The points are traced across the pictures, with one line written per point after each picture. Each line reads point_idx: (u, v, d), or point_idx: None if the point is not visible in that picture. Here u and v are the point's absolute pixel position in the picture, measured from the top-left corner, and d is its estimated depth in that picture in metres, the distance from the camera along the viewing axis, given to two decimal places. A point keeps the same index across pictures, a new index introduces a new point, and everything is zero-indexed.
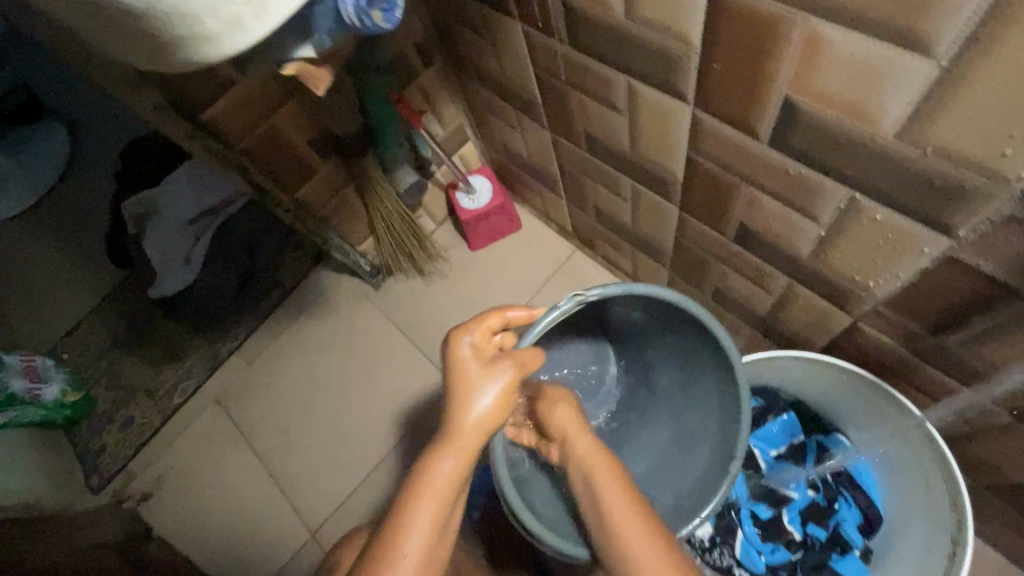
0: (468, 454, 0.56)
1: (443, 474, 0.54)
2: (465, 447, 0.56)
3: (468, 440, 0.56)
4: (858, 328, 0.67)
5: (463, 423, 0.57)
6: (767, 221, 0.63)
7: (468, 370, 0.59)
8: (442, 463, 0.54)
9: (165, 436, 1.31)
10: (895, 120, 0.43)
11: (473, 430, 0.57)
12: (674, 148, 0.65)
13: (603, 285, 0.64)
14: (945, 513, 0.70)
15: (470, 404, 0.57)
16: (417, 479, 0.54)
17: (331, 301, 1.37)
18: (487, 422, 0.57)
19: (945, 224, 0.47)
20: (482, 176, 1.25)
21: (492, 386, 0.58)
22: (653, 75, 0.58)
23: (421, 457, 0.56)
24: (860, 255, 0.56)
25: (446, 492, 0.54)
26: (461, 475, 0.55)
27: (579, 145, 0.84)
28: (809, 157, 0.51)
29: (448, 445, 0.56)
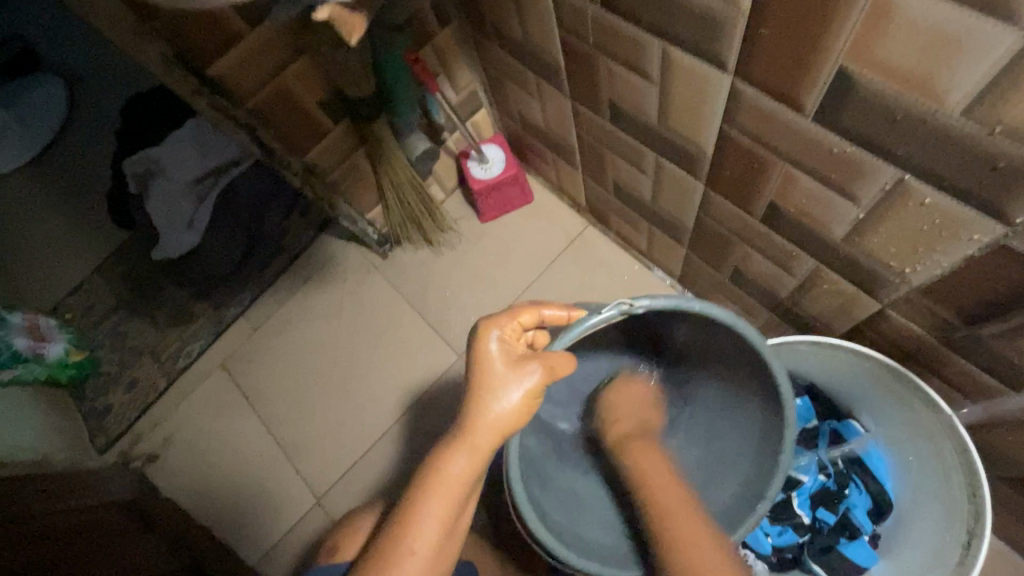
0: (483, 454, 0.56)
1: (454, 472, 0.55)
2: (480, 448, 0.56)
3: (484, 442, 0.56)
4: (887, 315, 0.66)
5: (482, 423, 0.56)
6: (802, 201, 0.60)
7: (490, 372, 0.56)
8: (455, 461, 0.55)
9: (171, 399, 1.31)
10: (964, 96, 0.40)
11: (491, 431, 0.56)
12: (708, 121, 0.62)
13: (652, 298, 0.58)
14: (961, 503, 0.70)
15: (488, 405, 0.56)
16: (429, 473, 0.55)
17: (338, 269, 1.35)
18: (508, 423, 0.57)
19: (999, 210, 0.45)
20: (494, 145, 1.21)
21: (518, 387, 0.56)
22: (693, 41, 0.54)
23: (434, 452, 0.57)
24: (901, 239, 0.54)
25: (457, 489, 0.55)
26: (473, 472, 0.56)
27: (602, 115, 0.80)
28: (858, 134, 0.48)
29: (463, 443, 0.56)
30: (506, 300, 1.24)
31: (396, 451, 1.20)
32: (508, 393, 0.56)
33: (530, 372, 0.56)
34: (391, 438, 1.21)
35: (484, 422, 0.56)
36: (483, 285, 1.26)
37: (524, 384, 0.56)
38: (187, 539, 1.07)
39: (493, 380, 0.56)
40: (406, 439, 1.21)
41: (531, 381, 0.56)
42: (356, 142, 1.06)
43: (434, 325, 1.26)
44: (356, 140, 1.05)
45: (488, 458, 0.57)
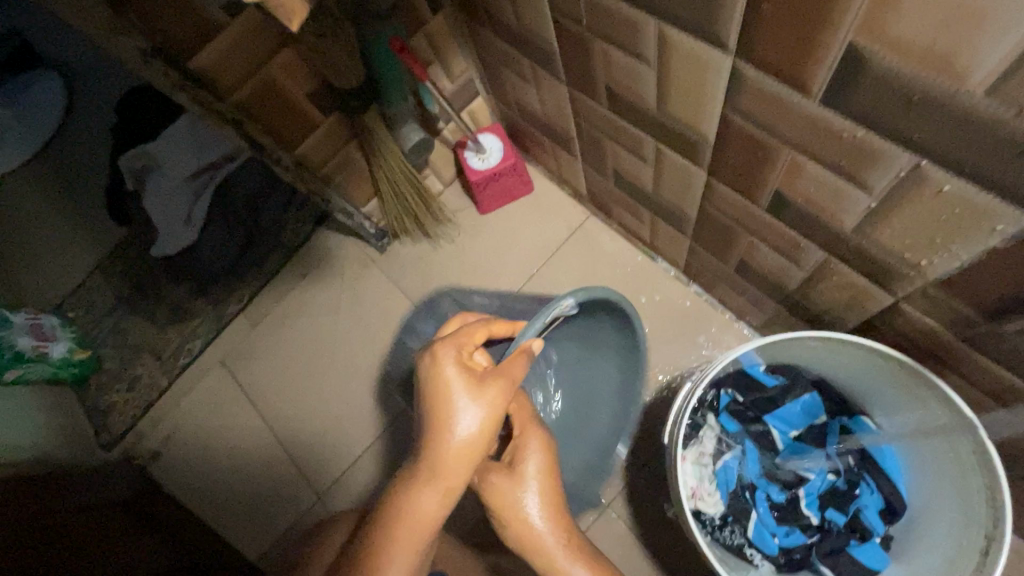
0: (450, 484, 0.54)
1: (422, 507, 0.53)
2: (447, 479, 0.53)
3: (450, 473, 0.53)
4: (900, 309, 0.63)
5: (445, 457, 0.53)
6: (809, 190, 0.56)
7: (449, 396, 0.54)
8: (423, 496, 0.53)
9: (173, 395, 1.31)
10: (986, 74, 0.36)
11: (455, 463, 0.53)
12: (707, 106, 0.58)
13: (578, 291, 0.62)
14: (979, 506, 0.66)
15: (451, 436, 0.53)
16: (397, 504, 0.53)
17: (336, 264, 1.33)
18: (471, 453, 0.54)
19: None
20: (492, 134, 1.16)
21: (478, 415, 0.54)
22: (690, 19, 0.50)
23: (400, 484, 0.54)
24: (917, 229, 0.51)
25: (428, 521, 0.53)
26: (441, 506, 0.54)
27: (600, 101, 0.76)
28: (870, 118, 0.45)
29: (429, 479, 0.53)
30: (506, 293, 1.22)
31: (397, 447, 1.19)
32: (469, 421, 0.53)
33: (493, 391, 0.55)
34: (392, 435, 1.20)
35: (447, 454, 0.53)
36: (481, 279, 1.24)
37: (489, 403, 0.54)
38: (190, 534, 1.07)
39: (453, 408, 0.53)
40: (407, 435, 1.20)
41: (497, 399, 0.54)
42: (347, 134, 1.03)
43: None
44: (349, 132, 1.03)
45: (457, 488, 0.54)
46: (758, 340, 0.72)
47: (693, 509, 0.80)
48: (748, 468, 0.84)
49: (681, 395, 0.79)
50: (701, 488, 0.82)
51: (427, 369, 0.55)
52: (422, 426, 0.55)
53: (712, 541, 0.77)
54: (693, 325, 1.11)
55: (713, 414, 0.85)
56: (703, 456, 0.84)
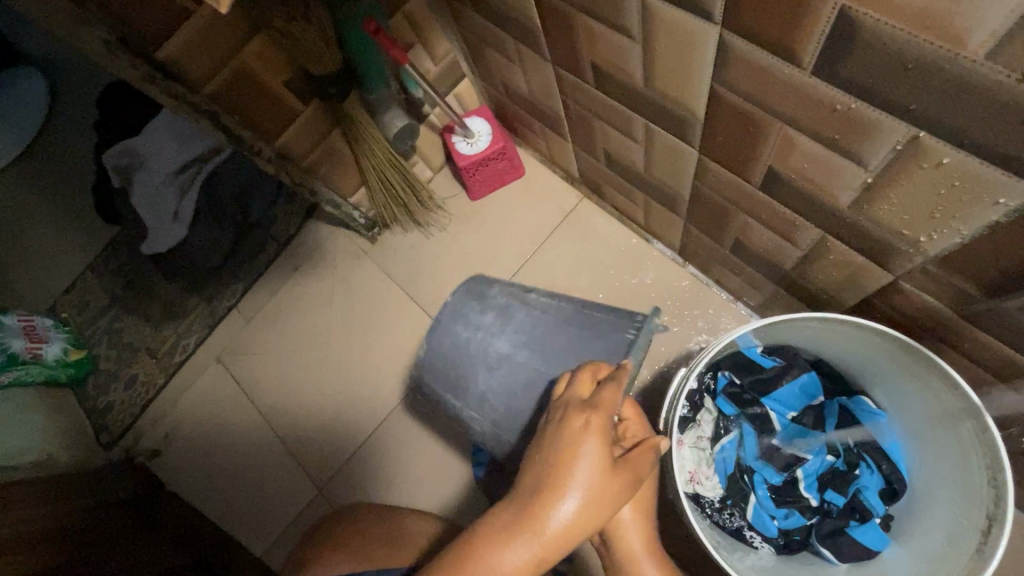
0: (544, 553, 0.48)
1: (506, 566, 0.47)
2: (542, 547, 0.47)
3: (547, 544, 0.47)
4: (898, 287, 0.61)
5: (552, 526, 0.48)
6: (803, 167, 0.54)
7: (582, 467, 0.49)
8: (510, 553, 0.47)
9: (170, 393, 1.31)
10: (978, 35, 0.34)
11: (558, 537, 0.48)
12: (696, 82, 0.56)
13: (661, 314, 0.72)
14: (981, 485, 0.65)
15: (564, 507, 0.48)
16: (474, 552, 0.47)
17: (328, 256, 1.31)
18: (575, 530, 0.48)
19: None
20: (479, 117, 1.13)
21: (598, 497, 0.49)
22: None
23: (484, 531, 0.48)
24: (915, 204, 0.49)
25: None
26: (524, 572, 0.47)
27: (587, 80, 0.74)
28: (861, 87, 0.42)
29: (526, 539, 0.47)
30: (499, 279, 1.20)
31: (396, 439, 1.19)
32: (588, 496, 0.49)
33: (619, 478, 0.51)
34: (391, 426, 1.20)
35: (551, 522, 0.48)
36: (475, 267, 1.22)
37: (614, 487, 0.50)
38: (194, 531, 1.07)
39: (579, 479, 0.49)
40: (406, 426, 1.19)
41: (622, 486, 0.51)
42: (329, 122, 1.01)
43: (427, 310, 1.23)
44: (331, 120, 1.00)
45: (546, 561, 0.49)
46: (756, 322, 0.70)
47: (691, 492, 0.80)
48: (746, 451, 0.83)
49: (676, 378, 0.77)
50: (700, 472, 0.82)
51: (561, 425, 0.52)
52: (528, 478, 0.50)
53: (711, 523, 0.77)
54: (690, 306, 1.09)
55: (709, 398, 0.84)
56: (702, 439, 0.83)
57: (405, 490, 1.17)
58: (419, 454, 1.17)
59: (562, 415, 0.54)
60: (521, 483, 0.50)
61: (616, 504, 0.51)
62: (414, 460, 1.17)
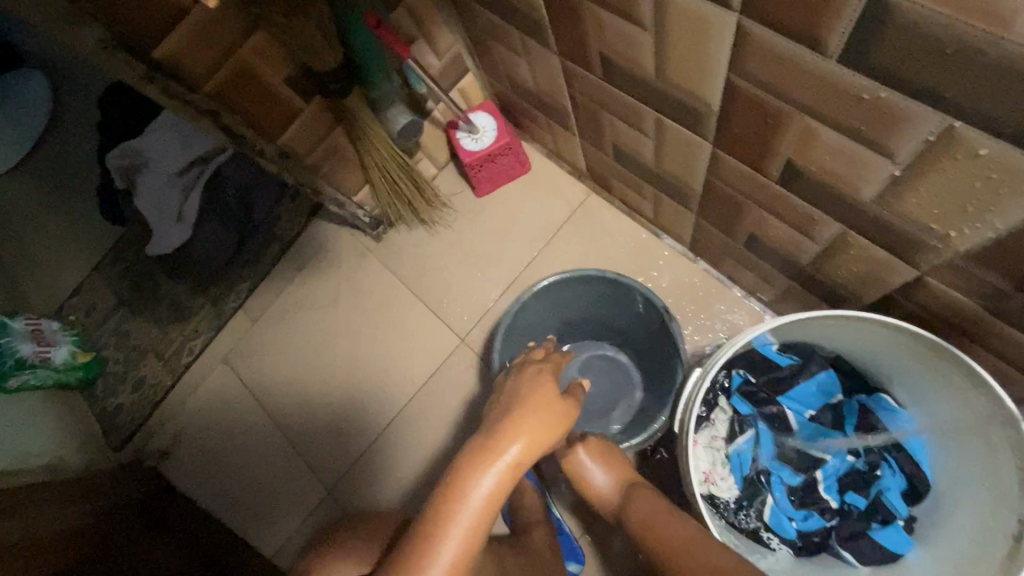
0: (526, 449, 0.58)
1: (483, 489, 0.55)
2: (509, 467, 0.57)
3: (513, 463, 0.57)
4: (924, 283, 0.59)
5: (525, 424, 0.60)
6: (824, 159, 0.52)
7: (529, 404, 0.62)
8: (485, 478, 0.55)
9: (178, 395, 1.30)
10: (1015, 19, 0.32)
11: (533, 434, 0.60)
12: (711, 72, 0.53)
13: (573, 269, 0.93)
14: (1011, 488, 0.63)
15: (531, 412, 0.61)
16: (454, 484, 0.55)
17: (332, 255, 1.30)
18: (546, 431, 0.61)
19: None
20: (484, 112, 1.11)
21: (556, 407, 0.63)
22: None
23: (460, 466, 0.56)
24: (947, 197, 0.46)
25: (485, 507, 0.55)
26: (506, 479, 0.56)
27: (595, 72, 0.71)
28: (893, 75, 0.40)
29: (508, 435, 0.58)
30: (507, 277, 1.19)
31: (405, 440, 1.18)
32: (536, 422, 0.60)
33: (570, 402, 0.66)
34: (400, 427, 1.19)
35: (522, 430, 0.59)
36: (482, 265, 1.21)
37: (558, 415, 0.63)
38: (206, 534, 1.06)
39: (528, 413, 0.61)
40: (415, 427, 1.18)
41: (564, 416, 0.64)
42: (332, 121, 1.00)
43: (433, 309, 1.22)
44: (333, 117, 0.99)
45: (526, 462, 0.59)
46: (774, 320, 0.68)
47: (705, 493, 0.79)
48: (763, 451, 0.81)
49: (691, 378, 0.76)
50: (714, 472, 0.81)
51: (518, 376, 0.69)
52: (499, 408, 0.64)
53: (727, 525, 0.76)
54: (701, 302, 1.07)
55: (722, 396, 0.83)
56: (716, 439, 0.82)
57: (414, 492, 1.15)
58: (428, 454, 1.16)
59: (517, 373, 0.70)
60: (495, 412, 0.64)
61: (560, 435, 0.63)
62: (423, 460, 1.16)
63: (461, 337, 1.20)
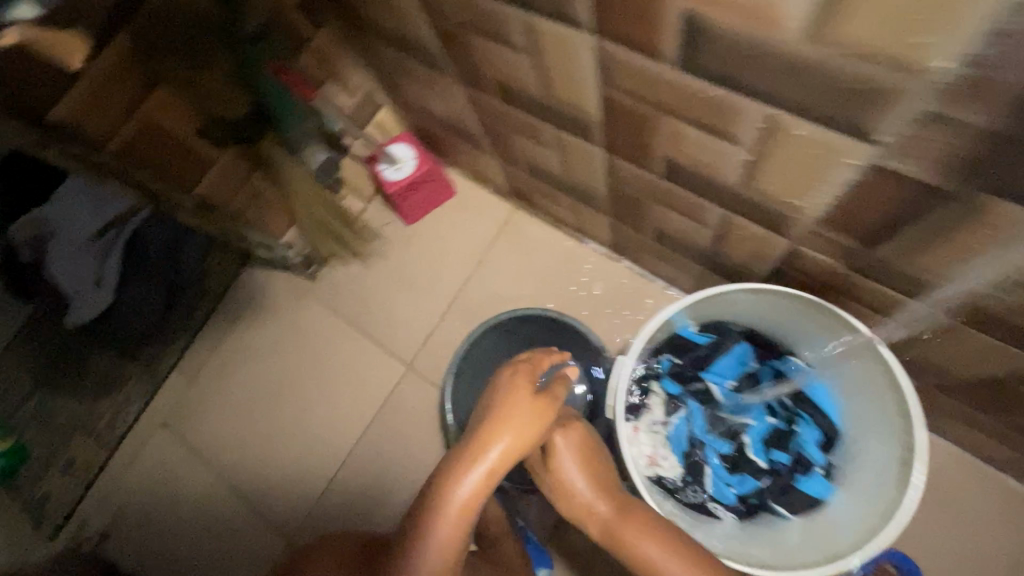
0: (500, 459, 0.60)
1: (460, 498, 0.57)
2: (487, 471, 0.59)
3: (491, 466, 0.59)
4: (800, 252, 0.66)
5: (497, 435, 0.60)
6: (693, 152, 0.59)
7: (503, 411, 0.62)
8: (461, 486, 0.57)
9: (115, 468, 1.24)
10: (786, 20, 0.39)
11: (507, 445, 0.60)
12: (586, 86, 0.59)
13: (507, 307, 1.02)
14: (896, 420, 0.72)
15: (505, 423, 0.61)
16: (430, 502, 0.58)
17: (268, 301, 1.29)
18: (521, 440, 0.61)
19: (869, 132, 0.45)
20: (403, 143, 1.14)
21: (533, 412, 0.62)
22: (542, 3, 0.51)
23: (435, 481, 0.59)
24: (791, 174, 0.54)
25: (462, 517, 0.57)
26: (482, 491, 0.58)
27: (493, 96, 0.77)
28: (721, 76, 0.46)
29: (482, 446, 0.60)
30: (446, 299, 1.21)
31: (362, 477, 1.16)
32: (508, 431, 0.61)
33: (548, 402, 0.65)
34: (355, 465, 1.17)
35: (495, 442, 0.60)
36: (420, 291, 1.23)
37: (538, 411, 0.63)
38: None
39: (501, 422, 0.61)
40: (371, 464, 1.17)
41: (540, 418, 0.63)
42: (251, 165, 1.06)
43: (376, 341, 1.22)
44: (250, 165, 1.05)
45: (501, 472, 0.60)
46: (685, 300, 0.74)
47: (652, 476, 0.85)
48: (696, 427, 0.88)
49: (615, 368, 0.80)
50: (657, 454, 0.87)
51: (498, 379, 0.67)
52: (476, 417, 0.65)
53: (675, 503, 0.82)
54: (631, 298, 1.14)
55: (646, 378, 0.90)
56: (655, 423, 0.88)
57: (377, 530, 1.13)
58: (387, 489, 1.15)
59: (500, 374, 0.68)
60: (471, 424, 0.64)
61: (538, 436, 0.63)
62: (384, 496, 1.15)
63: (407, 364, 1.20)
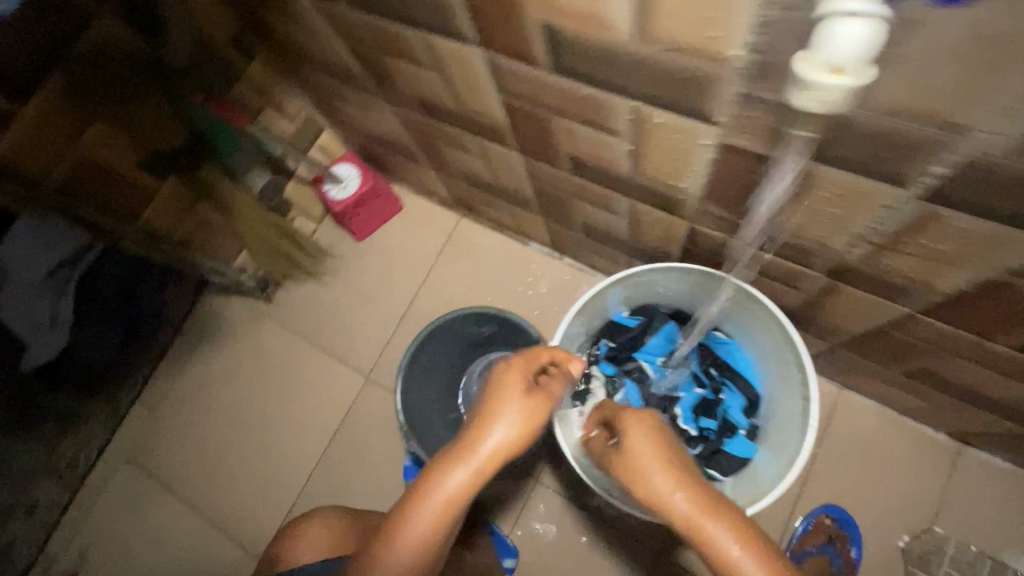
0: (688, 513, 0.54)
1: (650, 475, 0.57)
2: (684, 493, 0.55)
3: (687, 492, 0.55)
4: (913, 320, 0.67)
5: (697, 509, 0.54)
6: (812, 233, 0.60)
7: (722, 510, 0.53)
8: (659, 476, 0.57)
9: (86, 499, 1.21)
10: (932, 178, 0.43)
11: (695, 520, 0.53)
12: (691, 167, 0.59)
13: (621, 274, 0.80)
14: None
15: (711, 516, 0.53)
16: (630, 452, 0.61)
17: (229, 335, 1.28)
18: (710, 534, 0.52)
19: (995, 260, 0.48)
20: (347, 163, 1.21)
21: (741, 545, 0.51)
22: (668, 98, 0.49)
23: (646, 444, 0.60)
24: (920, 262, 0.55)
25: (642, 483, 0.58)
26: (670, 506, 0.55)
27: (562, 167, 0.78)
28: (881, 172, 0.44)
29: (693, 485, 0.55)
30: None
31: None
32: (709, 515, 0.53)
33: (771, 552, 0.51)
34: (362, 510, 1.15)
35: (690, 501, 0.54)
36: None
37: (753, 540, 0.51)
38: None
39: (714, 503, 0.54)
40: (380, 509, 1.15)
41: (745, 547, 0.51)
42: None
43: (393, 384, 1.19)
44: None
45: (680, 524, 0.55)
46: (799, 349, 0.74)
47: None
48: None
49: None
50: None
51: None
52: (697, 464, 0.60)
53: None
54: None
55: None
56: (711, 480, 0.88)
57: None
58: None
59: None
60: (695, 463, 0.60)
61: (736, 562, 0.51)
62: None
63: None
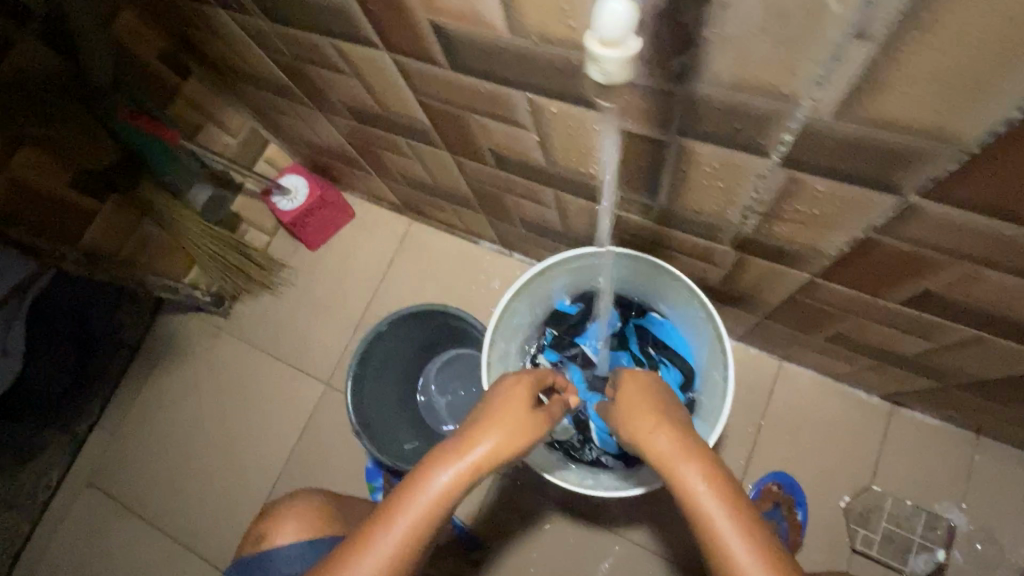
0: (666, 453, 0.56)
1: (638, 420, 0.60)
2: (664, 434, 0.57)
3: (667, 433, 0.57)
4: (815, 285, 0.71)
5: (672, 449, 0.55)
6: (710, 208, 0.64)
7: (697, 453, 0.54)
8: (645, 420, 0.60)
9: (46, 529, 1.19)
10: (785, 145, 0.47)
11: (670, 455, 0.55)
12: (593, 154, 0.62)
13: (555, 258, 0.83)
14: None
15: (688, 456, 0.54)
16: (627, 402, 0.64)
17: (185, 353, 1.27)
18: (681, 470, 0.54)
19: (863, 218, 0.53)
20: (294, 174, 1.22)
21: (708, 485, 0.52)
22: (553, 88, 0.53)
23: (643, 395, 0.64)
24: (806, 227, 0.59)
25: (631, 427, 0.61)
26: (650, 446, 0.58)
27: (488, 163, 0.82)
28: (747, 143, 0.49)
29: (678, 431, 0.57)
30: None
31: None
32: (681, 455, 0.55)
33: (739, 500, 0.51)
34: None
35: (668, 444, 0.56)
36: None
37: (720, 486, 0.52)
38: None
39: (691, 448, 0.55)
40: None
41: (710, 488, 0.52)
42: None
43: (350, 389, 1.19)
44: None
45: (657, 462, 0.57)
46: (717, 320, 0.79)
47: None
48: None
49: None
50: None
51: None
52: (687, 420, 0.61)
53: None
54: None
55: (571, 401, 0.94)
56: None
57: None
58: None
59: None
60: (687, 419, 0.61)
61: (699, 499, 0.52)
62: None
63: None
